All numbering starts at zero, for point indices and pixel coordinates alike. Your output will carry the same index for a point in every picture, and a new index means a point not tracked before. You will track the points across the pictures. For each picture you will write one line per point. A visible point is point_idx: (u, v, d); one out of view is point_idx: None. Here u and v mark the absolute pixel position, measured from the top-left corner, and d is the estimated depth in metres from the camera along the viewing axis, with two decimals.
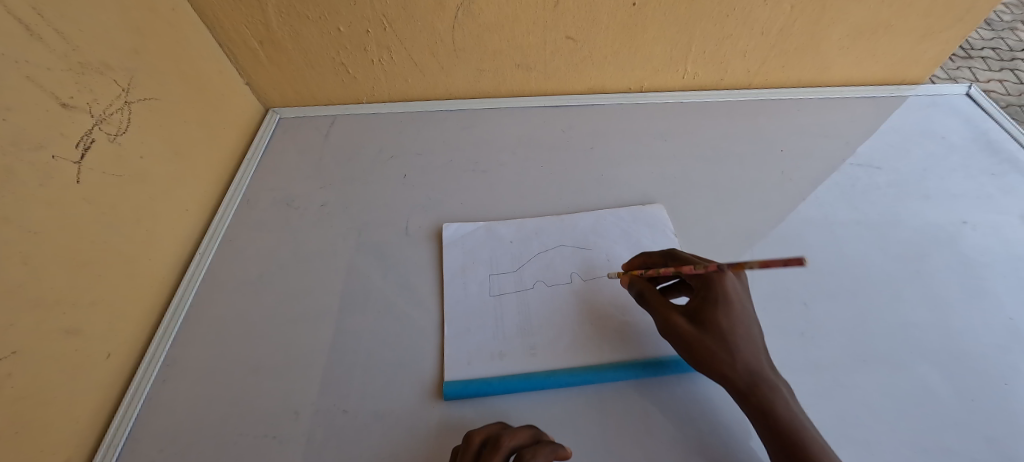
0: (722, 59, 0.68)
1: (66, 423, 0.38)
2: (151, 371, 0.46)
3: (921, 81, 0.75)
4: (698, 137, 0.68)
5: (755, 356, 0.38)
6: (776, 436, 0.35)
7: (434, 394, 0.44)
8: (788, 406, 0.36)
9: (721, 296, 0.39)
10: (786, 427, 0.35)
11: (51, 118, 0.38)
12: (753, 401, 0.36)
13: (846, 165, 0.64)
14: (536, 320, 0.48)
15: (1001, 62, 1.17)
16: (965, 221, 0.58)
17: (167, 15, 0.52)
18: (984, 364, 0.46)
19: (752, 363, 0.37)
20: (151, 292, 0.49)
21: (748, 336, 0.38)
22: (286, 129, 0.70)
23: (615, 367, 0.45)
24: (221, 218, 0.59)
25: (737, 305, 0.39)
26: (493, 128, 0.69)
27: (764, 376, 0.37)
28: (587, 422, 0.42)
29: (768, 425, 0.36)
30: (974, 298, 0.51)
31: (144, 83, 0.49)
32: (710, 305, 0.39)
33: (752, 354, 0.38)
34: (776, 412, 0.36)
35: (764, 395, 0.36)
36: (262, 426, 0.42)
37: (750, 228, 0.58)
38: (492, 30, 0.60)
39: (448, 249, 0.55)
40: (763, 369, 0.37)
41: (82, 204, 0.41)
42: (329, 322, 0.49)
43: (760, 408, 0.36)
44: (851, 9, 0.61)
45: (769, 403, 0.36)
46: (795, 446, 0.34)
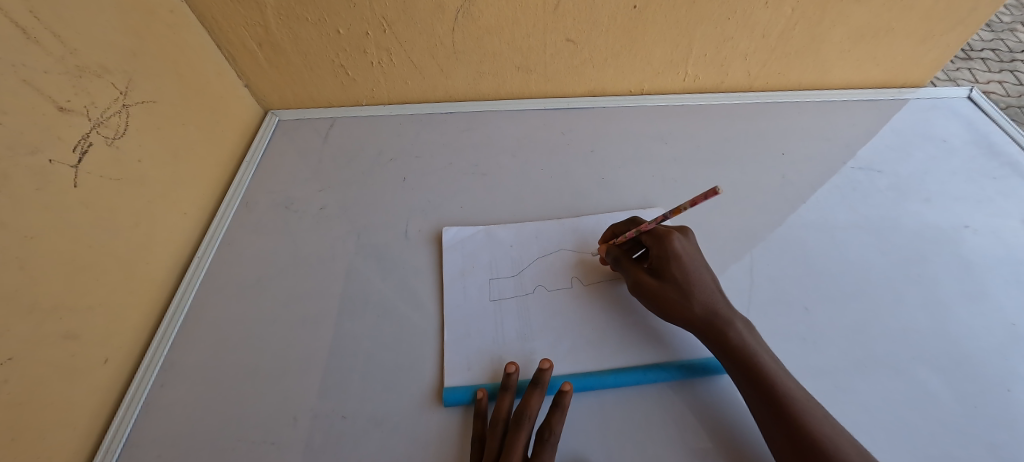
0: (722, 62, 0.68)
1: (62, 429, 0.38)
2: (149, 375, 0.46)
3: (922, 83, 0.75)
4: (699, 140, 0.68)
5: (710, 299, 0.44)
6: (737, 365, 0.41)
7: (433, 400, 0.44)
8: (744, 337, 0.42)
9: (674, 252, 0.45)
10: (743, 356, 0.41)
11: (48, 122, 0.37)
12: (713, 337, 0.43)
13: (847, 168, 0.64)
14: (536, 325, 0.48)
15: (1000, 63, 1.17)
16: (967, 226, 0.58)
17: (166, 17, 0.51)
18: (986, 369, 0.46)
19: (708, 305, 0.43)
20: (149, 295, 0.49)
21: (701, 282, 0.45)
22: (285, 131, 0.70)
23: (615, 373, 0.44)
24: (220, 221, 0.58)
25: (688, 259, 0.46)
26: (493, 130, 0.69)
27: (720, 314, 0.43)
28: (587, 428, 0.42)
29: (729, 357, 0.41)
30: (974, 302, 0.51)
31: (142, 86, 0.48)
32: (665, 260, 0.45)
33: (707, 297, 0.44)
34: (733, 344, 0.41)
35: (721, 331, 0.42)
36: (261, 431, 0.42)
37: (751, 232, 0.57)
38: (492, 32, 0.60)
39: (448, 253, 0.55)
40: (719, 309, 0.43)
41: (79, 207, 0.40)
42: (328, 326, 0.49)
43: (720, 342, 0.42)
44: (851, 12, 0.61)
45: (726, 337, 0.42)
46: (752, 370, 0.40)
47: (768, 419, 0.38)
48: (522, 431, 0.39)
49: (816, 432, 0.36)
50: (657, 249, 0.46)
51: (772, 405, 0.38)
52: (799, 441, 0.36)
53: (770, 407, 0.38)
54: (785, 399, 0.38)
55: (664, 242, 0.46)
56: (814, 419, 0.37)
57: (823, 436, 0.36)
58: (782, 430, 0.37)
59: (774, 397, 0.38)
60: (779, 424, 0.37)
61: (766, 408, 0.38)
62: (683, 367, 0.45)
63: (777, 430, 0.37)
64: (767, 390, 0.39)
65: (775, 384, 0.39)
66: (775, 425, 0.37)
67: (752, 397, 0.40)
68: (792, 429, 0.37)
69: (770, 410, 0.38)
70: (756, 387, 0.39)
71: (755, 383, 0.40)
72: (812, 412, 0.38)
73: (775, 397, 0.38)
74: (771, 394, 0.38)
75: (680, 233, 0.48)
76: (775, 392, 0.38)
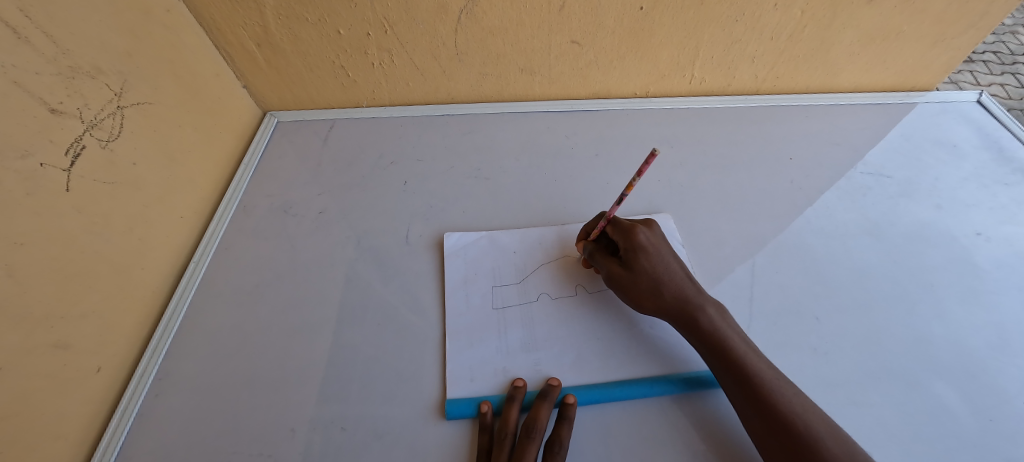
0: (729, 65, 0.67)
1: (53, 441, 0.36)
2: (142, 385, 0.45)
3: (931, 87, 0.74)
4: (705, 145, 0.67)
5: (680, 287, 0.44)
6: (710, 351, 0.41)
7: (436, 412, 0.43)
8: (716, 322, 0.42)
9: (638, 243, 0.45)
10: (718, 343, 0.41)
11: (39, 124, 0.36)
12: (686, 326, 0.42)
13: (855, 173, 0.63)
14: (541, 334, 0.47)
15: (1002, 66, 1.16)
16: (979, 233, 0.57)
17: (162, 17, 0.50)
18: (1001, 381, 0.45)
19: (678, 293, 0.43)
20: (145, 302, 0.48)
21: (669, 271, 0.44)
22: (284, 133, 0.68)
23: (622, 385, 0.43)
24: (217, 225, 0.57)
25: (655, 250, 0.45)
26: (496, 133, 0.68)
27: (691, 300, 0.43)
28: (595, 442, 0.41)
29: (703, 344, 0.41)
30: (986, 312, 0.50)
31: (137, 87, 0.47)
32: (630, 251, 0.45)
33: (676, 285, 0.44)
34: (706, 331, 0.41)
35: (693, 319, 0.42)
36: (258, 444, 0.41)
37: (759, 238, 0.56)
38: (496, 34, 0.59)
39: (450, 259, 0.54)
40: (690, 296, 0.43)
41: (71, 212, 0.39)
42: (327, 334, 0.48)
43: (693, 330, 0.42)
44: (862, 15, 0.60)
45: (698, 324, 0.42)
46: (725, 355, 0.40)
47: (744, 403, 0.38)
48: (533, 445, 0.39)
49: (788, 413, 0.36)
50: (623, 241, 0.46)
51: (746, 389, 0.38)
52: (774, 424, 0.36)
53: (744, 392, 0.38)
54: (759, 383, 0.38)
55: (628, 234, 0.45)
56: (787, 400, 0.37)
57: (796, 417, 0.36)
58: (757, 414, 0.37)
59: (748, 382, 0.38)
60: (753, 407, 0.37)
61: (742, 394, 0.38)
62: (691, 379, 0.44)
63: (751, 414, 0.37)
64: (740, 374, 0.39)
65: (748, 369, 0.39)
66: (750, 409, 0.38)
67: (728, 383, 0.39)
68: (765, 411, 0.37)
69: (744, 394, 0.38)
70: (730, 374, 0.39)
71: (730, 370, 0.39)
72: (785, 392, 0.38)
73: (749, 381, 0.38)
74: (744, 378, 0.38)
75: (645, 224, 0.47)
76: (748, 377, 0.38)
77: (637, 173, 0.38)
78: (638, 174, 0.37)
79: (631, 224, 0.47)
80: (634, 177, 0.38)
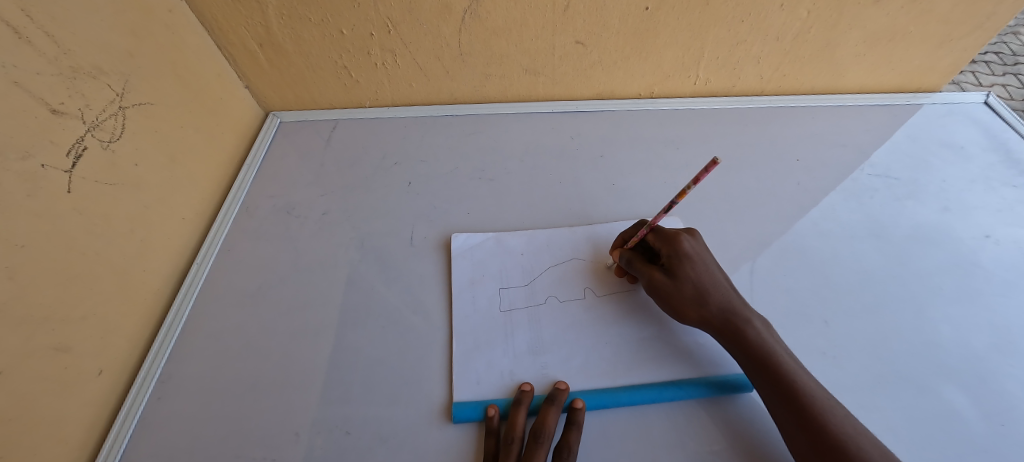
0: (734, 65, 0.66)
1: (54, 446, 0.36)
2: (144, 388, 0.44)
3: (936, 89, 0.74)
4: (710, 146, 0.66)
5: (725, 297, 0.43)
6: (754, 363, 0.40)
7: (442, 416, 0.42)
8: (762, 336, 0.41)
9: (684, 251, 0.45)
10: (761, 354, 0.40)
11: (40, 125, 0.36)
12: (729, 338, 0.42)
13: (861, 174, 0.63)
14: (547, 337, 0.47)
15: (1004, 67, 1.16)
16: (987, 235, 0.57)
17: (164, 17, 0.50)
18: (1012, 385, 0.45)
19: (724, 304, 0.43)
20: (146, 304, 0.47)
21: (714, 281, 0.44)
22: (287, 134, 0.68)
23: (629, 389, 0.43)
24: (219, 226, 0.57)
25: (700, 259, 0.45)
26: (500, 134, 0.67)
27: (736, 312, 0.43)
28: (603, 446, 0.40)
29: (746, 355, 0.41)
30: (995, 315, 0.50)
31: (139, 88, 0.47)
32: (675, 259, 0.45)
33: (721, 296, 0.43)
34: (751, 343, 0.41)
35: (737, 330, 0.42)
36: (262, 448, 0.41)
37: (765, 240, 0.56)
38: (501, 34, 0.58)
39: (455, 261, 0.53)
40: (736, 307, 0.43)
41: (73, 214, 0.39)
42: (331, 337, 0.48)
43: (737, 342, 0.42)
44: (868, 16, 0.59)
45: (743, 336, 0.41)
46: (771, 369, 0.39)
47: (788, 418, 0.37)
48: (541, 449, 0.38)
49: (837, 431, 0.35)
50: (667, 249, 0.46)
51: (791, 403, 0.37)
52: (822, 441, 0.35)
53: (789, 404, 0.37)
54: (803, 395, 0.38)
55: (673, 242, 0.45)
56: (836, 418, 0.36)
57: (846, 435, 0.35)
58: (800, 427, 0.36)
59: (795, 396, 0.38)
60: (799, 423, 0.37)
61: (785, 406, 0.38)
62: (699, 383, 0.43)
63: (797, 430, 0.37)
64: (786, 389, 0.38)
65: (795, 384, 0.38)
66: (795, 425, 0.37)
67: (772, 397, 0.39)
68: (812, 428, 0.36)
69: (791, 409, 0.37)
70: (773, 384, 0.39)
71: (773, 380, 0.39)
72: (834, 410, 0.37)
73: (795, 396, 0.38)
74: (791, 393, 0.38)
75: (689, 233, 0.47)
76: (792, 388, 0.38)
77: (691, 181, 0.35)
78: (694, 182, 0.34)
79: (675, 232, 0.47)
80: (690, 184, 0.35)
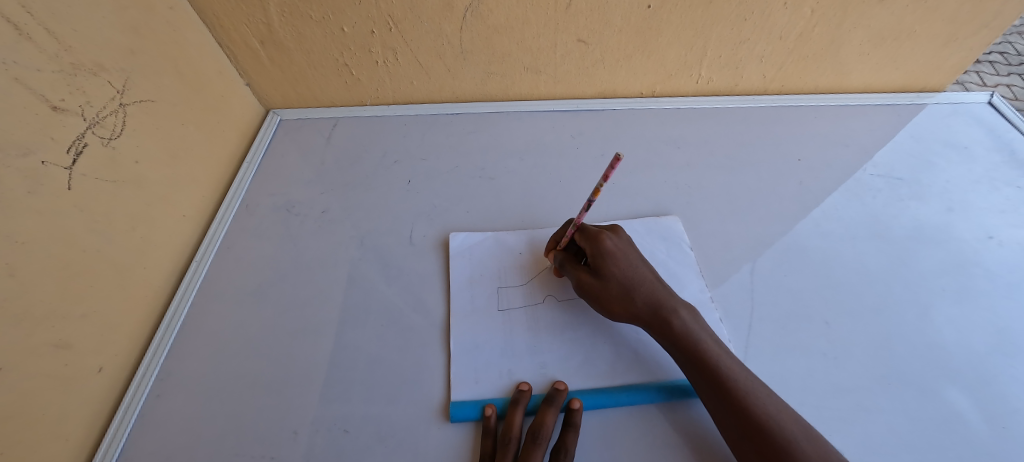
0: (737, 64, 0.66)
1: (55, 441, 0.36)
2: (145, 385, 0.44)
3: (941, 88, 0.73)
4: (712, 145, 0.66)
5: (651, 291, 0.43)
6: (682, 356, 0.40)
7: (440, 415, 0.42)
8: (688, 326, 0.42)
9: (601, 247, 0.45)
10: (690, 346, 0.40)
11: (41, 121, 0.36)
12: (658, 333, 0.42)
13: (864, 174, 0.63)
14: (547, 336, 0.47)
15: (1009, 67, 1.15)
16: (991, 236, 0.56)
17: (164, 14, 0.50)
18: (1014, 388, 0.44)
19: (650, 297, 0.43)
20: (147, 301, 0.47)
21: (637, 275, 0.44)
22: (288, 131, 0.68)
23: (628, 390, 0.43)
24: (220, 224, 0.57)
25: (623, 255, 0.45)
26: (501, 132, 0.67)
27: (660, 303, 0.43)
28: (603, 446, 0.40)
29: (677, 349, 0.41)
30: (997, 316, 0.49)
31: (140, 85, 0.47)
32: (593, 256, 0.45)
33: (647, 290, 0.43)
34: (678, 335, 0.41)
35: (662, 324, 0.42)
36: (260, 446, 0.41)
37: (767, 241, 0.55)
38: (502, 32, 0.58)
39: (455, 260, 0.53)
40: (662, 300, 0.43)
41: (73, 211, 0.39)
42: (330, 335, 0.48)
43: (667, 336, 0.42)
44: (873, 14, 0.59)
45: (670, 329, 0.41)
46: (696, 359, 0.40)
47: (719, 409, 0.38)
48: (539, 449, 0.38)
49: (761, 413, 0.36)
50: (586, 247, 0.46)
51: (723, 394, 0.37)
52: (747, 427, 0.36)
53: (721, 395, 0.37)
54: (731, 385, 0.38)
55: (588, 240, 0.46)
56: (759, 400, 0.37)
57: (768, 416, 0.36)
58: (734, 417, 0.37)
59: (723, 386, 0.38)
60: (731, 412, 0.37)
61: (717, 397, 0.38)
62: None
63: (725, 419, 0.37)
64: (710, 378, 0.38)
65: (722, 373, 0.38)
66: (723, 413, 0.37)
67: (702, 390, 0.39)
68: (736, 415, 0.36)
69: (716, 398, 0.38)
70: (704, 377, 0.39)
71: (703, 373, 0.39)
72: (758, 390, 0.38)
73: (719, 385, 0.38)
74: (716, 383, 0.38)
75: (612, 231, 0.47)
76: (720, 379, 0.38)
77: (603, 177, 0.36)
78: (602, 179, 0.36)
79: (597, 230, 0.47)
80: (600, 181, 0.36)
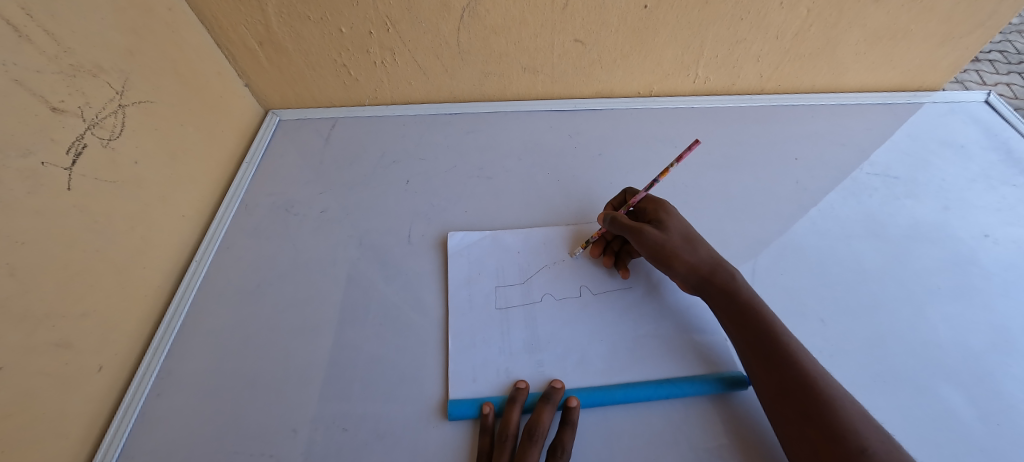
0: (734, 64, 0.66)
1: (56, 440, 0.36)
2: (145, 384, 0.44)
3: (937, 87, 0.73)
4: (709, 144, 0.66)
5: (711, 252, 0.47)
6: (738, 310, 0.43)
7: (437, 413, 0.42)
8: (744, 285, 0.45)
9: (669, 210, 0.49)
10: (746, 302, 0.43)
11: (40, 123, 0.36)
12: (713, 290, 0.45)
13: (861, 173, 0.63)
14: (544, 335, 0.47)
15: (1009, 65, 1.15)
16: (986, 235, 0.56)
17: (163, 15, 0.50)
18: (1009, 385, 0.44)
19: (710, 256, 0.46)
20: (146, 301, 0.47)
21: (699, 238, 0.48)
22: (287, 132, 0.68)
23: (625, 387, 0.43)
24: (219, 224, 0.57)
25: (683, 221, 0.49)
26: (499, 132, 0.67)
27: (719, 264, 0.46)
28: (599, 444, 0.40)
29: (733, 302, 0.44)
30: (992, 313, 0.50)
31: (139, 86, 0.47)
32: (663, 214, 0.49)
33: (706, 250, 0.47)
34: (736, 290, 0.44)
35: (721, 280, 0.45)
36: (260, 444, 0.41)
37: (764, 239, 0.56)
38: (499, 32, 0.58)
39: (453, 259, 0.53)
40: (721, 260, 0.46)
41: (73, 212, 0.39)
42: (330, 334, 0.48)
43: (724, 290, 0.44)
44: (869, 14, 0.59)
45: (728, 284, 0.44)
46: (749, 316, 0.42)
47: (770, 360, 0.40)
48: (535, 448, 0.39)
49: (807, 371, 0.38)
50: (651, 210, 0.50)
51: (774, 346, 0.40)
52: (790, 382, 0.38)
53: (772, 347, 0.40)
54: (782, 339, 0.40)
55: (658, 203, 0.50)
56: (807, 358, 0.40)
57: (814, 372, 0.38)
58: (784, 368, 0.39)
59: (775, 339, 0.40)
60: (780, 364, 0.39)
61: (768, 349, 0.40)
62: (695, 381, 0.43)
63: (770, 372, 0.39)
64: (763, 333, 0.41)
65: (775, 328, 0.41)
66: (767, 369, 0.40)
67: (754, 343, 0.41)
68: (782, 369, 0.39)
69: (765, 352, 0.40)
70: (758, 329, 0.41)
71: (757, 324, 0.42)
72: (805, 351, 0.40)
73: (768, 341, 0.41)
74: (767, 337, 0.41)
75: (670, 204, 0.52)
76: (773, 333, 0.41)
77: (678, 158, 0.44)
78: (679, 158, 0.43)
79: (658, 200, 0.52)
80: (675, 160, 0.44)
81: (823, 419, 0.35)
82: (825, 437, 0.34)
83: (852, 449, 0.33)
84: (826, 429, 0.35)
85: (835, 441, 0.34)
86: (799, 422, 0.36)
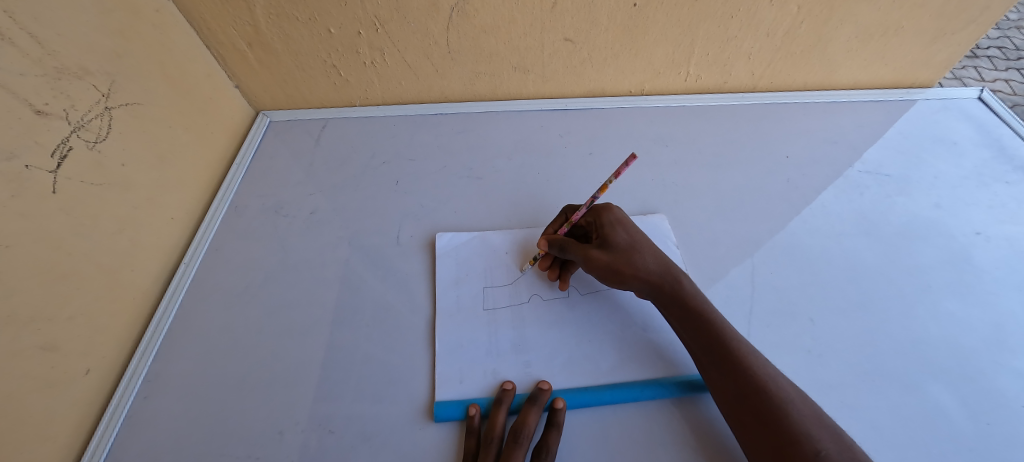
0: (725, 62, 0.66)
1: (42, 443, 0.36)
2: (132, 386, 0.44)
3: (931, 84, 0.73)
4: (700, 144, 0.66)
5: (661, 260, 0.46)
6: (688, 318, 0.43)
7: (424, 415, 0.42)
8: (694, 289, 0.45)
9: (614, 220, 0.49)
10: (696, 308, 0.43)
11: (24, 126, 0.36)
12: (666, 300, 0.44)
13: (852, 171, 0.63)
14: (531, 335, 0.47)
15: (1007, 61, 1.14)
16: (978, 232, 0.56)
17: (151, 17, 0.50)
18: (999, 384, 0.44)
19: (659, 265, 0.46)
20: (134, 304, 0.47)
21: (647, 246, 0.47)
22: (277, 133, 0.68)
23: (611, 387, 0.43)
24: (208, 225, 0.57)
25: (630, 229, 0.48)
26: (489, 132, 0.67)
27: (669, 270, 0.45)
28: (586, 445, 0.40)
29: (684, 310, 0.43)
30: (984, 311, 0.49)
31: (126, 88, 0.47)
32: (607, 228, 0.48)
33: (655, 260, 0.46)
34: (688, 296, 0.44)
35: (671, 289, 0.44)
36: (246, 447, 0.41)
37: (754, 238, 0.55)
38: (489, 32, 0.58)
39: (441, 259, 0.53)
40: (670, 267, 0.46)
41: (59, 214, 0.39)
42: (319, 336, 0.48)
43: (676, 299, 0.44)
44: (860, 11, 0.59)
45: (681, 291, 0.44)
46: (699, 323, 0.42)
47: (722, 367, 0.39)
48: (520, 449, 0.39)
49: (759, 376, 0.38)
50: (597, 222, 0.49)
51: (726, 353, 0.40)
52: (747, 388, 0.38)
53: (723, 354, 0.40)
54: (732, 345, 0.40)
55: (602, 212, 0.49)
56: (759, 362, 0.40)
57: (767, 376, 0.38)
58: (735, 376, 0.38)
59: (725, 345, 0.40)
60: (732, 370, 0.39)
61: (719, 356, 0.40)
62: (682, 382, 0.43)
63: (724, 378, 0.39)
64: (713, 340, 0.41)
65: (725, 334, 0.41)
66: (723, 376, 0.39)
67: (705, 351, 0.41)
68: (735, 376, 0.38)
69: (716, 359, 0.40)
70: (708, 337, 0.41)
71: (708, 333, 0.41)
72: (757, 355, 0.40)
73: (720, 348, 0.40)
74: (718, 344, 0.40)
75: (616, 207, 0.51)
76: (723, 340, 0.41)
77: (614, 174, 0.39)
78: (614, 175, 0.39)
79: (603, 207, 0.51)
80: (611, 177, 0.39)
81: (778, 424, 0.35)
82: (782, 443, 0.34)
83: (808, 453, 0.33)
84: (782, 434, 0.35)
85: (793, 446, 0.34)
86: (755, 428, 0.36)
